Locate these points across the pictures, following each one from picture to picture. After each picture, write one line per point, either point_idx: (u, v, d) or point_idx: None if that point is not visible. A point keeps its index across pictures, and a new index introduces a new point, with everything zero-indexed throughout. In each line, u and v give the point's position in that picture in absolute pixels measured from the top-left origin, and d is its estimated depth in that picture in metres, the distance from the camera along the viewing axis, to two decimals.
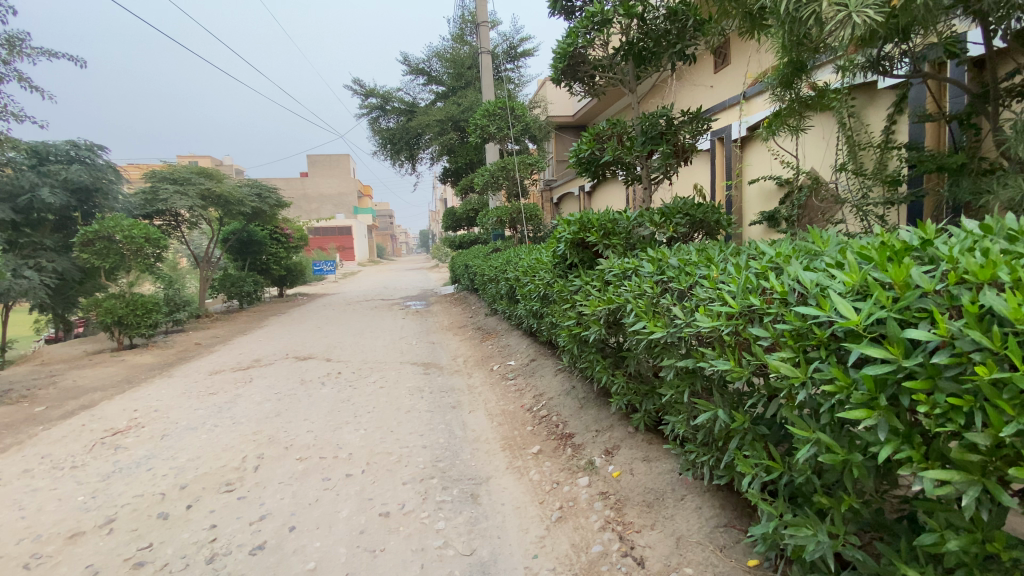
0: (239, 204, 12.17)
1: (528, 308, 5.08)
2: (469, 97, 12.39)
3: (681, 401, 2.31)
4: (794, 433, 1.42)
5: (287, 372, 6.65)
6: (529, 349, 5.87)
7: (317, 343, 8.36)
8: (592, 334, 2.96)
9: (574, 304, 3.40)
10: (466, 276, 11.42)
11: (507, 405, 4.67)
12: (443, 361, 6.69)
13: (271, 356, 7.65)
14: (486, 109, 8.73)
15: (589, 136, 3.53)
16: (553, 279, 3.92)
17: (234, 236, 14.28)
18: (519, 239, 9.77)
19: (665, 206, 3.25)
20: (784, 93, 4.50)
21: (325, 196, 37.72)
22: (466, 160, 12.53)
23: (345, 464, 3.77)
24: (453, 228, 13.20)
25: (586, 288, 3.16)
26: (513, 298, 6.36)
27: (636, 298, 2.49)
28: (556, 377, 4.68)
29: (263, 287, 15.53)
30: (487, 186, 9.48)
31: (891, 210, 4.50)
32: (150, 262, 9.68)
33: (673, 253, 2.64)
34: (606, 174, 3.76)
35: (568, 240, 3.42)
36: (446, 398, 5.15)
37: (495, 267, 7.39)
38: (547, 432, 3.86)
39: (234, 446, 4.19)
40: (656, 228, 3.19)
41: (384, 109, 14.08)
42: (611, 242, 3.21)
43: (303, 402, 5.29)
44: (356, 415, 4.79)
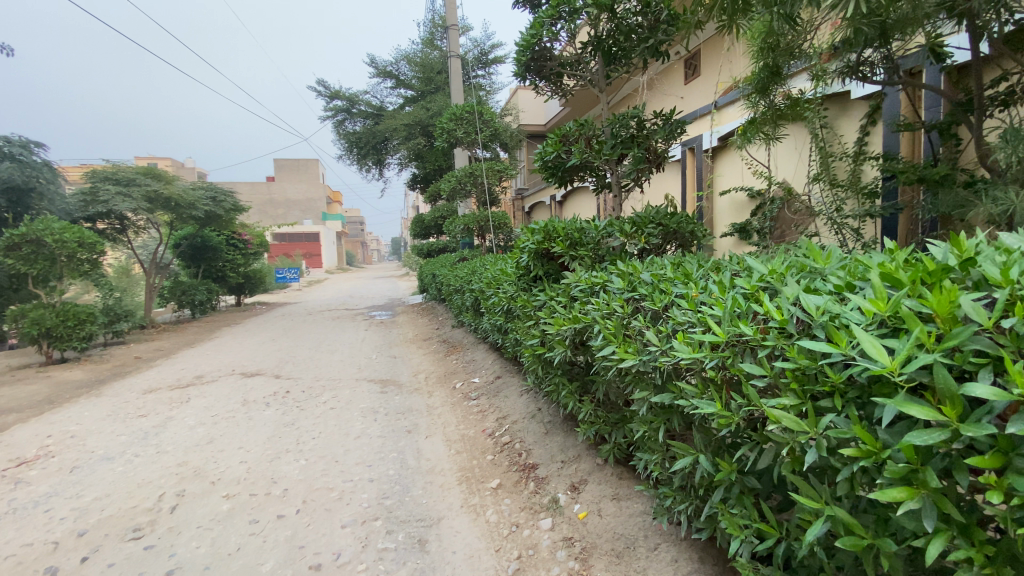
0: (191, 208, 11.46)
1: (492, 323, 4.73)
2: (438, 102, 12.05)
3: (653, 438, 1.99)
4: (801, 502, 1.12)
5: (231, 391, 6.07)
6: (494, 366, 5.50)
7: (269, 357, 7.76)
8: (556, 355, 2.62)
9: (537, 321, 3.06)
10: (433, 286, 10.97)
11: (467, 429, 4.29)
12: (403, 378, 6.25)
13: (216, 373, 7.03)
14: (453, 112, 8.40)
15: (555, 137, 3.22)
16: (516, 292, 3.59)
17: (187, 241, 13.45)
18: (488, 248, 9.42)
19: (637, 215, 2.94)
20: (757, 99, 4.31)
21: (292, 201, 36.60)
22: (435, 167, 12.16)
23: (279, 503, 3.31)
24: (421, 235, 12.75)
25: (551, 304, 2.84)
26: (478, 310, 6.01)
27: (603, 318, 2.16)
28: (521, 399, 4.32)
29: (218, 295, 14.68)
30: (455, 192, 9.12)
31: (867, 224, 4.34)
32: (86, 268, 8.91)
33: (646, 267, 2.33)
34: (572, 179, 3.46)
35: (531, 251, 3.10)
36: (402, 421, 4.72)
37: (461, 277, 7.03)
38: (508, 462, 3.49)
39: (153, 482, 3.66)
40: (627, 239, 2.87)
41: (350, 112, 13.60)
42: (578, 253, 2.89)
43: (242, 427, 4.77)
44: (299, 443, 4.32)
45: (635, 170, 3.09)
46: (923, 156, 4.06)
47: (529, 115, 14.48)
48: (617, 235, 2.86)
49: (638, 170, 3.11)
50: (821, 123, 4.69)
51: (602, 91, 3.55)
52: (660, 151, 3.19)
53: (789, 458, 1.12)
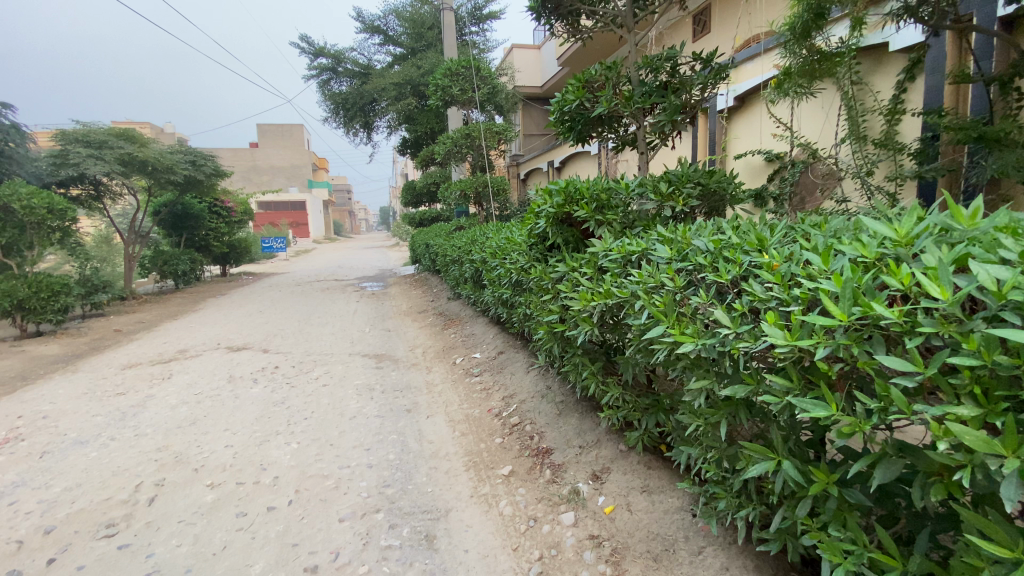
0: (169, 172, 10.79)
1: (496, 295, 4.40)
2: (430, 59, 11.35)
3: (708, 432, 1.69)
4: (982, 544, 0.87)
5: (216, 367, 5.71)
6: (497, 340, 5.18)
7: (257, 330, 7.38)
8: (582, 334, 2.30)
9: (556, 294, 2.73)
10: (427, 256, 10.55)
11: (471, 408, 3.99)
12: (398, 352, 5.93)
13: (200, 347, 6.65)
14: (448, 68, 7.83)
15: (577, 83, 2.82)
16: (528, 263, 3.24)
17: (166, 208, 12.80)
18: (485, 216, 8.99)
19: (673, 173, 2.55)
20: (797, 44, 3.89)
21: (277, 168, 35.38)
22: (427, 130, 11.56)
23: (269, 493, 3.00)
24: (413, 203, 12.22)
25: (574, 275, 2.49)
26: (478, 282, 5.66)
27: (647, 292, 1.83)
28: (528, 376, 4.03)
29: (202, 265, 14.10)
30: (450, 156, 8.61)
31: (903, 188, 3.98)
32: (57, 235, 8.35)
33: (695, 233, 1.98)
34: (593, 135, 3.09)
35: (549, 215, 2.73)
36: (401, 399, 4.42)
37: (458, 246, 6.65)
38: (520, 446, 3.21)
39: (129, 470, 3.33)
40: (662, 201, 2.49)
41: (335, 71, 12.84)
42: (605, 217, 2.52)
43: (228, 406, 4.43)
44: (290, 424, 4.00)
45: (665, 123, 2.70)
46: (968, 113, 3.74)
47: (526, 77, 13.84)
48: (650, 196, 2.51)
49: (670, 123, 2.71)
50: (855, 78, 4.30)
51: (629, 30, 3.14)
52: (693, 103, 2.79)
53: (967, 485, 0.85)
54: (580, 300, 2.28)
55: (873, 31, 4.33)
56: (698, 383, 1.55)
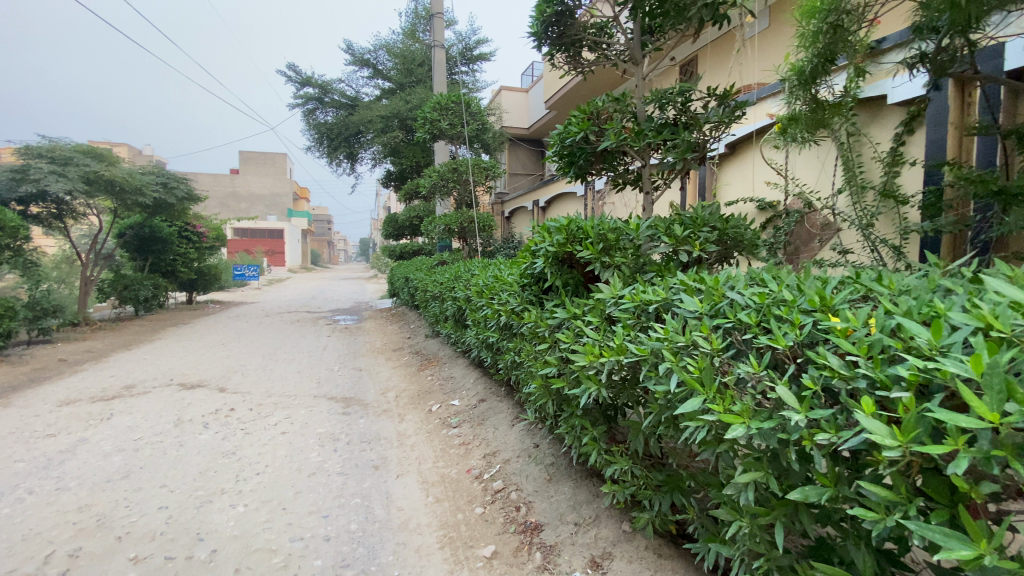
0: (137, 193, 10.28)
1: (480, 338, 4.05)
2: (419, 94, 11.27)
3: (753, 534, 1.36)
4: None
5: (164, 407, 5.12)
6: (478, 387, 4.78)
7: (217, 366, 6.80)
8: (585, 396, 1.95)
9: (552, 343, 2.39)
10: (406, 291, 10.16)
11: (448, 467, 3.55)
12: (369, 396, 5.44)
13: (150, 382, 6.04)
14: (438, 101, 7.70)
15: (581, 114, 2.59)
16: (521, 306, 2.91)
17: (133, 230, 12.17)
18: (468, 252, 8.70)
19: (688, 215, 2.30)
20: (801, 87, 3.84)
21: (255, 196, 34.74)
22: (412, 163, 11.38)
23: (204, 573, 2.49)
24: (394, 236, 11.88)
25: (576, 325, 2.17)
26: (460, 321, 5.31)
27: (673, 353, 1.51)
28: (513, 432, 3.64)
29: (166, 291, 13.35)
30: (435, 189, 8.36)
31: (905, 242, 3.87)
32: (3, 254, 7.67)
33: (728, 283, 1.68)
34: (595, 170, 2.87)
35: (549, 254, 2.41)
36: (369, 452, 3.95)
37: (440, 283, 6.34)
38: (504, 519, 2.78)
39: (35, 537, 2.77)
40: (676, 245, 2.20)
41: (321, 101, 12.70)
42: (612, 258, 2.22)
43: (170, 456, 3.88)
44: (239, 480, 3.49)
45: (677, 162, 2.46)
46: (976, 162, 3.72)
47: (512, 117, 13.97)
48: (662, 236, 2.22)
49: (681, 162, 2.47)
50: (852, 130, 4.22)
51: (636, 64, 2.97)
52: (705, 143, 2.55)
53: None
54: (583, 355, 1.95)
55: (875, 82, 4.29)
56: (748, 476, 1.24)
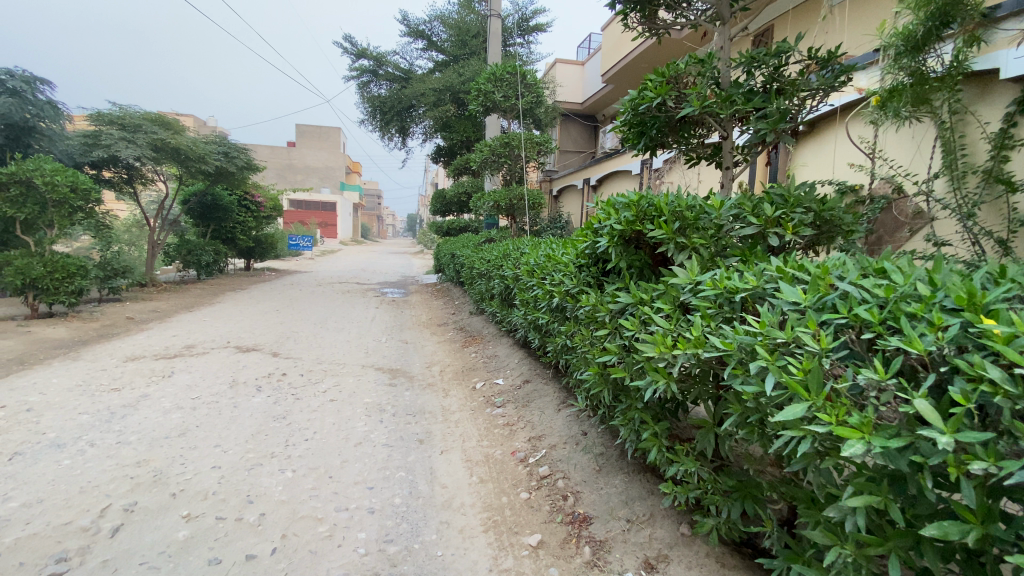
0: (200, 161, 10.68)
1: (529, 317, 3.92)
2: (472, 66, 11.04)
3: (856, 563, 1.18)
4: None
5: (220, 369, 5.32)
6: (523, 368, 4.67)
7: (270, 331, 7.03)
8: (652, 390, 1.80)
9: (613, 329, 2.22)
10: (452, 267, 10.16)
11: (492, 447, 3.46)
12: (414, 369, 5.46)
13: (208, 344, 6.30)
14: (492, 73, 7.48)
15: (659, 78, 2.38)
16: (577, 288, 2.74)
17: (196, 198, 12.72)
18: (517, 230, 8.53)
19: (781, 193, 2.06)
20: (911, 59, 3.39)
21: (310, 168, 35.70)
22: (462, 137, 11.25)
23: (251, 536, 2.52)
24: (441, 211, 11.86)
25: (645, 311, 1.99)
26: (508, 299, 5.20)
27: (770, 351, 1.33)
28: (560, 417, 3.53)
29: (225, 257, 13.96)
30: (485, 164, 8.20)
31: (1013, 235, 3.42)
32: (80, 216, 8.14)
33: (837, 272, 1.46)
34: (669, 140, 2.68)
35: (615, 232, 2.22)
36: (413, 426, 3.93)
37: (487, 260, 6.24)
38: (550, 507, 2.68)
39: (99, 487, 2.91)
40: (765, 226, 1.97)
41: (375, 73, 12.72)
42: (689, 239, 2.01)
43: (224, 417, 4.01)
44: (288, 445, 3.55)
45: (768, 134, 2.20)
46: None
47: (567, 91, 13.53)
48: (747, 217, 1.99)
49: (773, 134, 2.21)
50: (956, 107, 3.72)
51: (723, 23, 2.68)
52: (800, 112, 2.27)
53: None
54: (652, 347, 1.78)
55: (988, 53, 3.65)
56: (861, 498, 1.07)
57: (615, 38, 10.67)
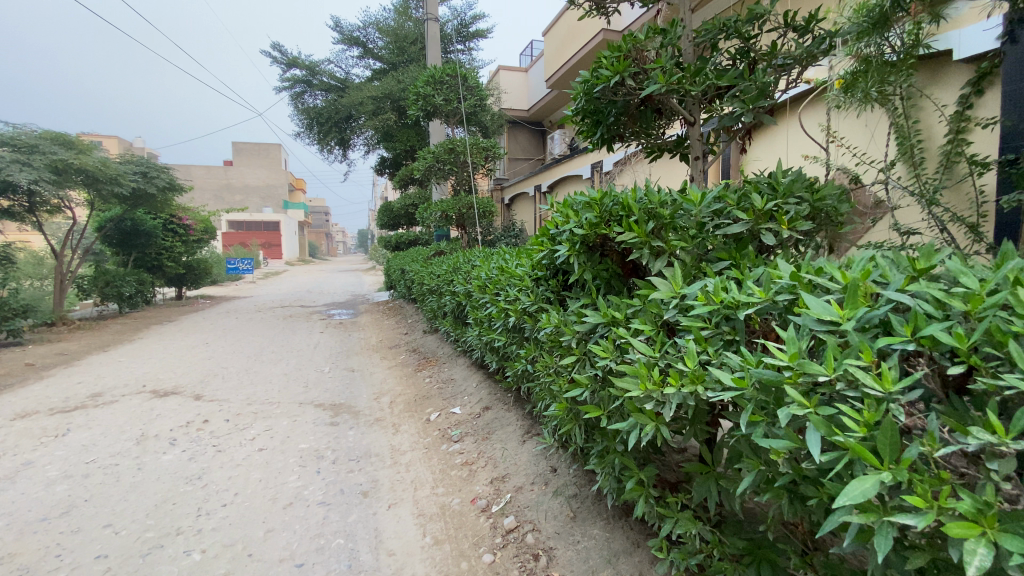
0: (114, 183, 9.62)
1: (483, 339, 3.48)
2: (412, 72, 10.56)
3: None
4: None
5: (129, 420, 4.55)
6: (482, 393, 4.21)
7: (196, 369, 6.23)
8: (641, 439, 1.41)
9: (581, 355, 1.82)
10: (402, 283, 9.57)
11: (449, 495, 2.98)
12: (361, 402, 4.88)
13: (119, 391, 5.45)
14: (431, 75, 7.03)
15: (615, 54, 2.02)
16: (534, 307, 2.32)
17: (113, 223, 11.39)
18: (468, 240, 8.08)
19: (770, 181, 1.72)
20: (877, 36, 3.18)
21: (249, 187, 33.91)
22: (406, 146, 10.68)
23: None
24: (388, 225, 11.23)
25: (622, 335, 1.59)
26: (461, 317, 4.74)
27: (806, 393, 0.97)
28: (525, 451, 3.11)
29: (151, 287, 12.71)
30: (430, 172, 7.70)
31: (983, 219, 3.21)
32: None
33: (872, 277, 1.11)
34: (629, 131, 2.34)
35: (576, 237, 1.81)
36: (357, 474, 3.39)
37: (437, 276, 5.78)
38: (520, 572, 2.23)
39: None
40: (757, 221, 1.61)
41: (309, 83, 12.03)
42: (666, 241, 1.63)
43: (125, 484, 3.33)
44: (202, 515, 2.94)
45: (745, 115, 1.88)
46: None
47: (512, 98, 13.28)
48: (732, 210, 1.63)
49: (750, 114, 1.89)
50: (908, 92, 3.60)
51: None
52: (777, 88, 1.97)
53: None
54: (637, 385, 1.39)
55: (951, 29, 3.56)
56: None
57: (556, 43, 10.51)
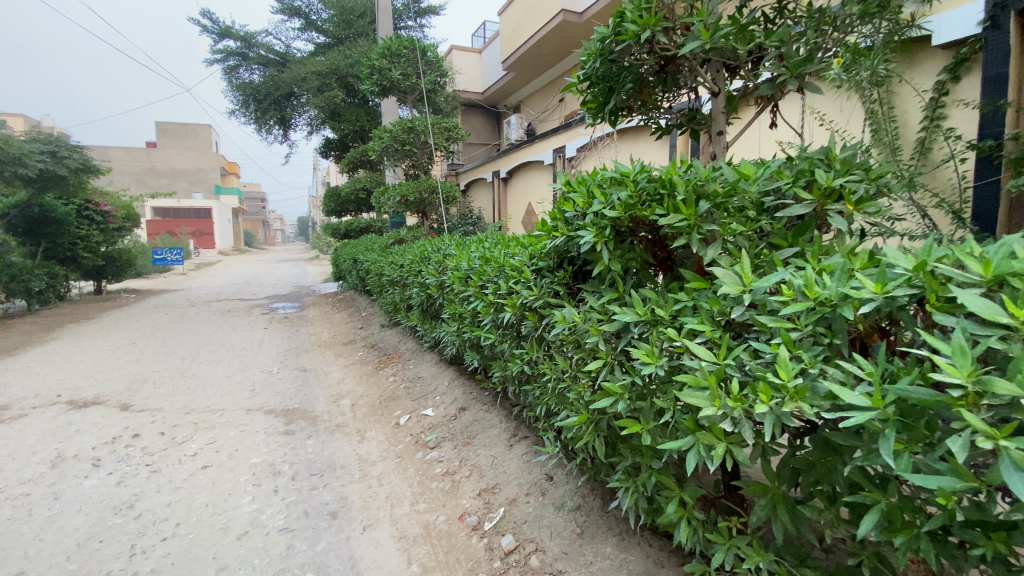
0: (17, 164, 8.36)
1: (462, 335, 3.17)
2: (361, 46, 9.85)
3: None
4: None
5: (39, 438, 3.86)
6: (456, 392, 3.89)
7: (120, 374, 5.47)
8: (710, 463, 1.17)
9: (611, 360, 1.54)
10: (355, 274, 8.98)
11: (432, 512, 2.66)
12: (318, 406, 4.42)
13: (25, 403, 4.66)
14: (387, 47, 6.49)
15: (642, 6, 1.75)
16: (537, 302, 2.03)
17: (16, 209, 9.87)
18: (428, 227, 7.64)
19: (826, 155, 1.51)
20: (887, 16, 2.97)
21: (177, 171, 31.23)
22: (355, 125, 9.78)
23: None
24: (336, 212, 10.51)
25: (673, 338, 1.32)
26: (429, 310, 4.38)
27: (987, 419, 0.79)
28: (513, 457, 2.84)
29: (63, 281, 11.26)
30: (386, 154, 7.16)
31: (966, 204, 3.22)
32: None
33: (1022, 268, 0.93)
34: (640, 100, 2.10)
35: (605, 221, 1.52)
36: (323, 492, 3.00)
37: (400, 266, 5.38)
38: None
39: None
40: (822, 202, 1.39)
41: (245, 56, 11.01)
42: (719, 224, 1.38)
43: (36, 521, 2.76)
44: (137, 555, 2.46)
45: (789, 83, 1.69)
46: None
47: (466, 79, 12.78)
48: (792, 188, 1.39)
49: (795, 82, 1.70)
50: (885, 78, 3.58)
51: None
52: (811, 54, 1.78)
53: None
54: (708, 399, 1.14)
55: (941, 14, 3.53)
56: None
57: (512, 23, 10.15)
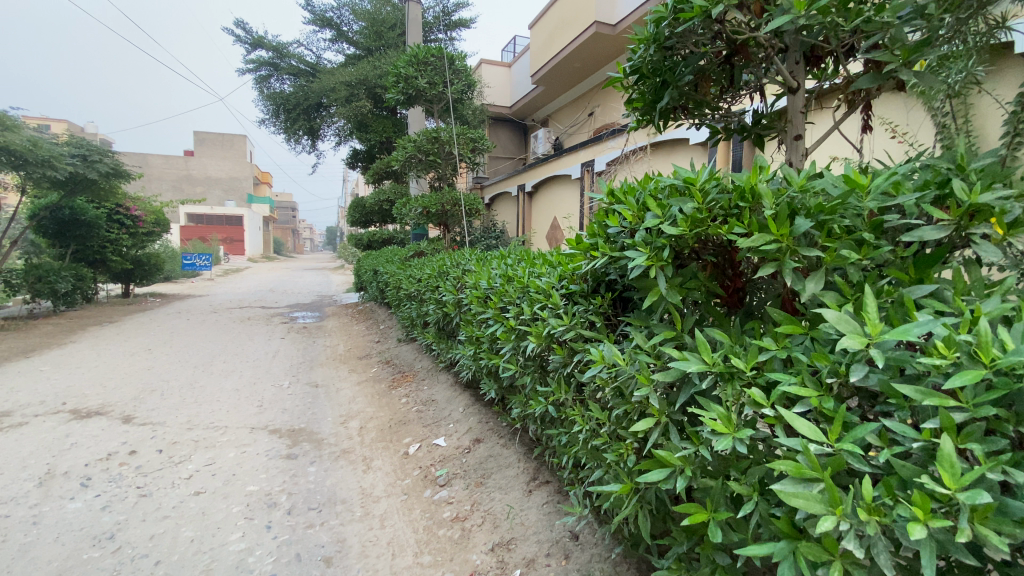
0: (47, 167, 8.48)
1: (480, 361, 2.85)
2: (389, 57, 9.80)
3: None
4: None
5: (33, 451, 3.67)
6: (471, 421, 3.56)
7: (129, 383, 5.31)
8: None
9: (666, 420, 1.20)
10: (375, 285, 8.80)
11: (438, 567, 2.31)
12: (325, 427, 4.15)
13: (28, 410, 4.51)
14: (414, 54, 6.34)
15: None
16: (567, 334, 1.70)
17: (47, 211, 10.05)
18: (450, 240, 7.39)
19: (961, 162, 1.15)
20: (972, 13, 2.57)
21: (211, 179, 32.06)
22: (381, 137, 9.77)
23: None
24: (360, 222, 10.41)
25: (760, 401, 0.98)
26: (446, 329, 4.09)
27: None
28: (532, 506, 2.48)
29: (91, 283, 11.39)
30: (409, 164, 6.98)
31: None
32: None
33: None
34: (698, 99, 1.80)
35: (666, 240, 1.19)
36: (319, 532, 2.68)
37: (418, 280, 5.12)
38: None
39: None
40: (967, 224, 1.03)
41: (276, 67, 11.12)
42: (823, 250, 1.04)
43: (7, 550, 2.52)
44: None
45: (900, 72, 1.33)
46: None
47: (494, 93, 12.68)
48: (920, 205, 1.05)
49: (907, 71, 1.35)
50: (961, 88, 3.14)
51: None
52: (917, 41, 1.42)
53: None
54: (826, 503, 0.80)
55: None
56: None
57: (543, 36, 9.97)
